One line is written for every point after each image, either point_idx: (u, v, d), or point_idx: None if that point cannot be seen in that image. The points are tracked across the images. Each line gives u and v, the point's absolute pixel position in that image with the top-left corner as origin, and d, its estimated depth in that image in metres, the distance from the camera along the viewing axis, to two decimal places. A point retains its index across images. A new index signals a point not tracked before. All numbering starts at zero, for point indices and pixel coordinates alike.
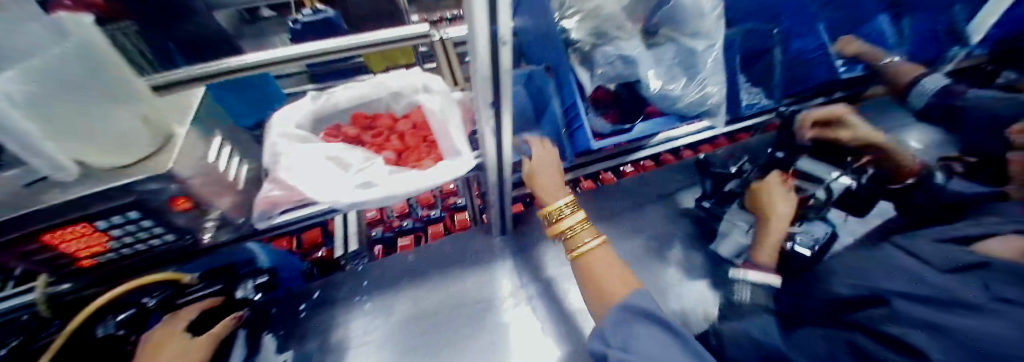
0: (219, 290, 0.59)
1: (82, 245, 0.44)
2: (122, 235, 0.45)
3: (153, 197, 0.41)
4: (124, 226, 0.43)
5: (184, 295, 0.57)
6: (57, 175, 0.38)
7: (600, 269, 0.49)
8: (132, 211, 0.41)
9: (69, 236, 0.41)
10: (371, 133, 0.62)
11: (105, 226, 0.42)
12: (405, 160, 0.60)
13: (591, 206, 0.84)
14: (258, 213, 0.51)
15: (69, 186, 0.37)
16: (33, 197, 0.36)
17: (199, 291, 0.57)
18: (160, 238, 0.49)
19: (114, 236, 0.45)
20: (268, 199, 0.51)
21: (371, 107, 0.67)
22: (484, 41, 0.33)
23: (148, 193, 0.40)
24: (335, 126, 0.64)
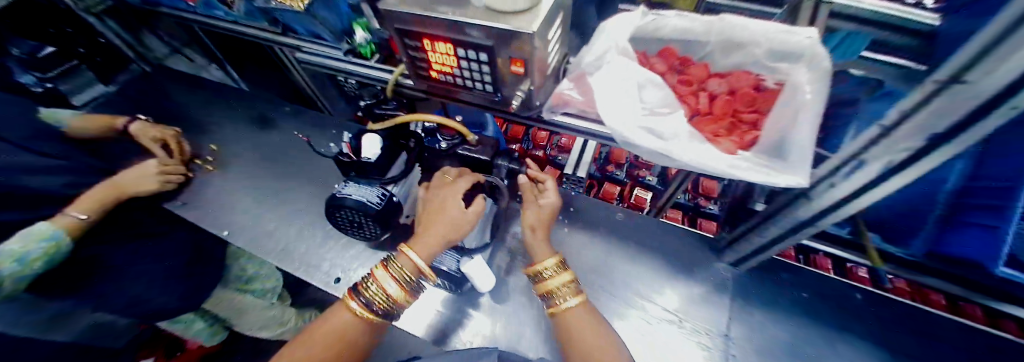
0: (488, 161, 0.55)
1: (439, 61, 0.52)
2: (463, 67, 0.51)
3: (503, 52, 0.45)
4: (472, 62, 0.49)
5: (466, 147, 0.56)
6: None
7: (582, 328, 0.49)
8: (484, 54, 0.46)
9: (440, 51, 0.49)
10: (679, 78, 0.54)
11: (464, 57, 0.48)
12: (700, 128, 0.51)
13: (794, 284, 0.64)
14: (550, 105, 0.54)
15: (466, 12, 0.42)
16: (444, 11, 0.42)
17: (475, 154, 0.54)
18: (480, 85, 0.53)
19: (458, 66, 0.51)
20: (561, 95, 0.54)
21: (690, 48, 0.58)
22: (980, 82, 0.24)
23: (504, 45, 0.43)
24: (643, 52, 0.59)
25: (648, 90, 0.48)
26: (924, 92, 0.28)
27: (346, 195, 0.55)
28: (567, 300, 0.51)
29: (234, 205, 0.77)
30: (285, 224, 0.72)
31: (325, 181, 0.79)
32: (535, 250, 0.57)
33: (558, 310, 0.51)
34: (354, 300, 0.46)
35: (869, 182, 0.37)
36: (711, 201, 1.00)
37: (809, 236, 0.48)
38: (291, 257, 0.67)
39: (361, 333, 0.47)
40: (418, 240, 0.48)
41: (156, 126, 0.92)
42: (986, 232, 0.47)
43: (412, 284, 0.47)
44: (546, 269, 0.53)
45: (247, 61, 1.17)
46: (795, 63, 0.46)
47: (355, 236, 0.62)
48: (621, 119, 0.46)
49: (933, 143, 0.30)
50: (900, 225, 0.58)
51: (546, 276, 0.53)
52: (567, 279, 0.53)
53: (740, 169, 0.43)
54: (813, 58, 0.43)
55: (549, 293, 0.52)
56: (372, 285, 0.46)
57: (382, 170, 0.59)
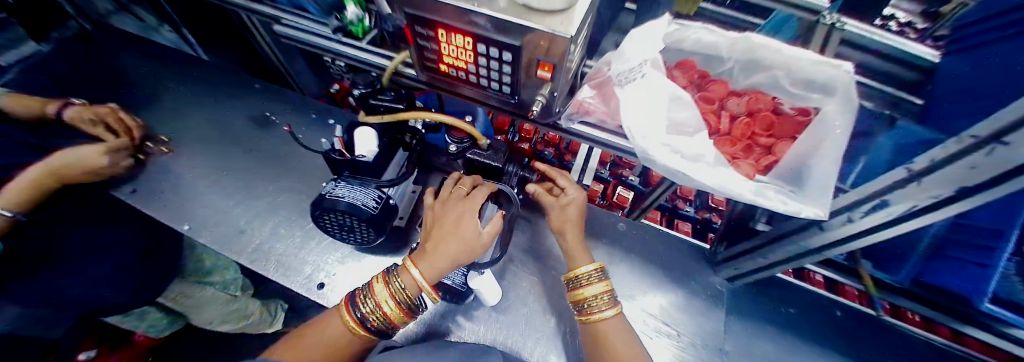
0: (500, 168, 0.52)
1: (452, 55, 0.47)
2: (480, 65, 0.46)
3: (529, 54, 0.40)
4: (491, 60, 0.44)
5: (476, 152, 0.53)
6: None
7: (617, 340, 0.49)
8: (508, 53, 0.41)
9: (456, 44, 0.44)
10: (701, 95, 0.54)
11: (484, 53, 0.43)
12: (719, 148, 0.50)
13: (781, 300, 0.71)
14: (569, 112, 0.50)
15: (490, 4, 0.36)
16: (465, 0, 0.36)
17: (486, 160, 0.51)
18: (496, 84, 0.49)
19: (474, 62, 0.46)
20: (582, 103, 0.51)
21: (710, 63, 0.56)
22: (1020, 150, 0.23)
23: (532, 45, 0.39)
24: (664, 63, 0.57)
25: (677, 107, 0.45)
26: (959, 145, 0.28)
27: (338, 197, 0.49)
28: (602, 310, 0.51)
29: (197, 196, 0.67)
30: (259, 220, 0.64)
31: (304, 172, 0.71)
32: (572, 255, 0.56)
33: (592, 319, 0.50)
34: (349, 311, 0.42)
35: (889, 220, 0.38)
36: (688, 203, 1.03)
37: (813, 261, 0.50)
38: (265, 258, 0.60)
39: (353, 348, 0.43)
40: (424, 256, 0.44)
41: (95, 109, 0.75)
42: (974, 269, 0.51)
43: (412, 303, 0.43)
44: (582, 278, 0.53)
45: (206, 25, 1.01)
46: (822, 95, 0.48)
47: (346, 240, 0.56)
48: (648, 137, 0.43)
49: (959, 194, 0.30)
50: (892, 251, 0.63)
51: (582, 284, 0.52)
52: (602, 289, 0.52)
53: (765, 197, 0.42)
54: (847, 93, 0.44)
55: (584, 302, 0.52)
56: (369, 299, 0.42)
57: (370, 166, 0.51)
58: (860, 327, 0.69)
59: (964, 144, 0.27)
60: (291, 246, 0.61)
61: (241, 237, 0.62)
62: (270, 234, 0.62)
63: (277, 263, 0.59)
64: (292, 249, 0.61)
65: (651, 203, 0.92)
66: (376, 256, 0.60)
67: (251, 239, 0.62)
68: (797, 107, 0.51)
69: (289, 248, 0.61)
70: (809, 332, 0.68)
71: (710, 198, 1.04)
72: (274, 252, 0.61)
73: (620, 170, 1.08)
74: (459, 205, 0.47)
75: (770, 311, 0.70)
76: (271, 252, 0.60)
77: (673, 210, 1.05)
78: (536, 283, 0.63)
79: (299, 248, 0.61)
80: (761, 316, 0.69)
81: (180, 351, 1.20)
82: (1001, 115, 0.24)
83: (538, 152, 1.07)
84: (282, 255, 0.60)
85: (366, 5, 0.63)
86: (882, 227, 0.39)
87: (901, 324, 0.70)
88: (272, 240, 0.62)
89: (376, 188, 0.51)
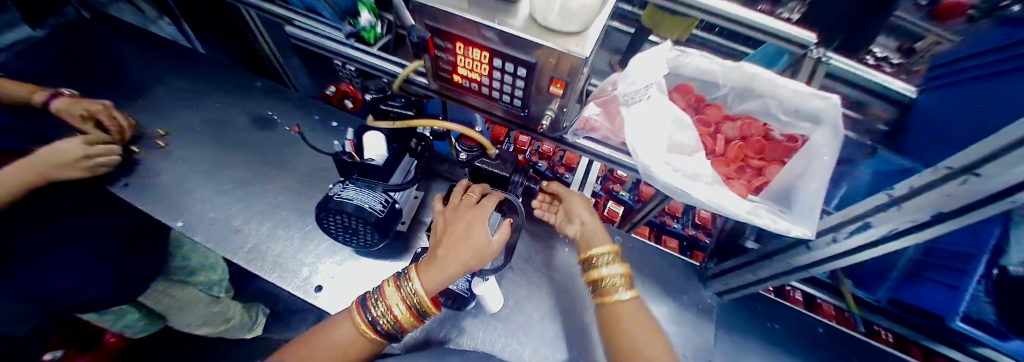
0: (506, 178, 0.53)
1: (467, 67, 0.48)
2: (494, 78, 0.48)
3: (543, 70, 0.42)
4: (505, 74, 0.46)
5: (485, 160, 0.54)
6: (506, 10, 0.39)
7: (635, 320, 0.48)
8: (523, 69, 0.43)
9: (472, 57, 0.46)
10: (697, 117, 0.57)
11: (499, 68, 0.45)
12: (713, 168, 0.53)
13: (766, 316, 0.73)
14: (575, 127, 0.53)
15: (509, 23, 0.38)
16: (485, 18, 0.38)
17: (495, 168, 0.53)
18: (507, 97, 0.51)
19: (488, 75, 0.48)
20: (588, 120, 0.53)
21: (706, 89, 0.60)
22: (991, 179, 0.26)
23: (547, 63, 0.41)
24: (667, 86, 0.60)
25: (675, 127, 0.48)
26: (937, 175, 0.31)
27: (346, 200, 0.49)
28: (618, 293, 0.51)
29: (189, 193, 0.65)
30: (256, 220, 0.63)
31: (305, 173, 0.70)
32: (588, 238, 0.56)
33: (607, 300, 0.51)
34: (359, 314, 0.42)
35: (870, 241, 0.41)
36: (676, 220, 1.06)
37: (799, 277, 0.53)
38: (260, 258, 0.59)
39: (361, 352, 0.43)
40: (433, 263, 0.44)
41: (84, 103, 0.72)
42: (947, 289, 0.57)
43: (422, 308, 0.43)
44: (600, 260, 0.53)
45: (208, 20, 1.01)
46: (811, 123, 0.52)
47: (347, 243, 0.56)
48: (650, 155, 0.46)
49: (938, 218, 0.33)
50: (872, 272, 0.67)
51: (602, 266, 0.52)
52: (619, 271, 0.52)
53: (757, 216, 0.45)
54: (835, 124, 0.48)
55: (602, 283, 0.52)
56: (380, 303, 0.42)
57: (376, 170, 0.52)
58: (841, 345, 0.72)
59: (942, 173, 0.30)
60: (288, 247, 0.60)
61: (237, 236, 0.61)
62: (268, 233, 0.62)
63: (273, 263, 0.58)
64: (288, 249, 0.60)
65: (642, 219, 0.93)
66: (375, 260, 0.60)
67: (247, 238, 0.61)
68: (785, 134, 0.55)
69: (285, 250, 0.60)
70: (791, 348, 0.71)
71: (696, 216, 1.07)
72: (269, 254, 0.59)
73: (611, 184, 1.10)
74: (469, 212, 0.48)
75: (758, 325, 0.72)
76: (268, 253, 0.59)
77: (662, 226, 1.08)
78: (534, 293, 0.63)
79: (296, 250, 0.60)
80: (749, 333, 0.71)
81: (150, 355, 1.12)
82: (974, 148, 0.27)
83: (534, 164, 1.09)
84: (278, 255, 0.59)
85: (380, 13, 0.65)
86: (867, 247, 0.42)
87: (875, 343, 0.73)
88: (268, 239, 0.61)
89: (383, 191, 0.51)
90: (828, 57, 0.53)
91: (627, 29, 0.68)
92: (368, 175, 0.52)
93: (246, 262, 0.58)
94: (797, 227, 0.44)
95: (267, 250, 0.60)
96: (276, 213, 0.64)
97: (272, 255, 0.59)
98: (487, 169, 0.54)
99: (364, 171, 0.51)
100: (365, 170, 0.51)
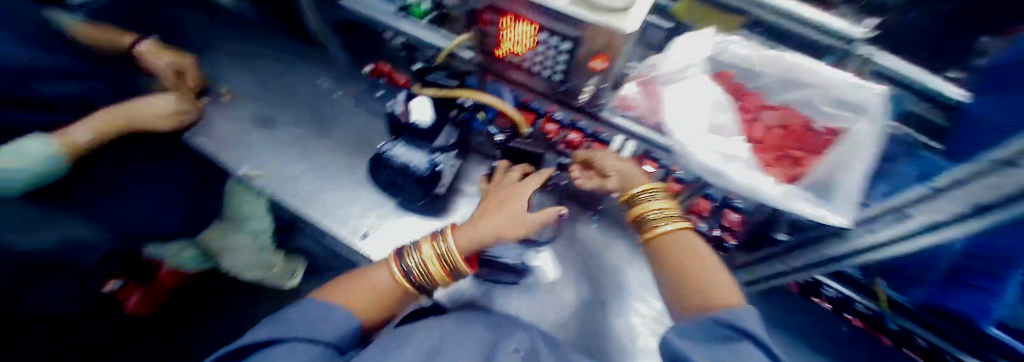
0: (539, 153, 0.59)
1: (512, 41, 0.51)
2: (538, 52, 0.50)
3: (588, 47, 0.44)
4: (550, 49, 0.48)
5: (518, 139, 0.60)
6: None
7: (681, 253, 0.44)
8: (567, 44, 0.45)
9: (519, 31, 0.48)
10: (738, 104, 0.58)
11: (544, 42, 0.48)
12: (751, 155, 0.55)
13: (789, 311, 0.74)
14: (613, 106, 0.55)
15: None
16: None
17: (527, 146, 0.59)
18: (548, 72, 0.53)
19: (533, 49, 0.50)
20: (625, 99, 0.55)
21: (747, 78, 0.60)
22: None
23: (592, 39, 0.43)
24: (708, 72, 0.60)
25: (713, 110, 0.50)
26: None
27: (395, 156, 0.55)
28: (663, 226, 0.48)
29: (252, 142, 0.72)
30: (310, 173, 0.70)
31: (351, 136, 0.76)
32: (631, 178, 0.53)
33: (651, 233, 0.48)
34: (396, 265, 0.47)
35: (905, 233, 0.41)
36: None
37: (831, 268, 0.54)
38: (312, 209, 0.65)
39: (396, 299, 0.48)
40: (465, 227, 0.49)
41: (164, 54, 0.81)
42: (983, 294, 0.53)
43: (456, 269, 0.47)
44: (645, 198, 0.50)
45: None
46: (853, 116, 0.51)
47: (393, 199, 0.61)
48: (688, 135, 0.48)
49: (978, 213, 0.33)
50: (911, 271, 0.63)
51: (645, 201, 0.50)
52: (663, 207, 0.49)
53: (793, 200, 0.47)
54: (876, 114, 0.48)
55: (646, 216, 0.49)
56: (416, 256, 0.47)
57: (421, 134, 0.56)
58: (865, 348, 0.72)
59: None
60: (336, 201, 0.67)
61: (292, 187, 0.68)
62: (319, 188, 0.68)
63: (322, 213, 0.65)
64: (336, 203, 0.66)
65: None
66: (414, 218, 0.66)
67: (301, 189, 0.68)
68: (825, 126, 0.55)
69: (333, 203, 0.66)
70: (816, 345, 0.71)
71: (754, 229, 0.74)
72: (319, 205, 0.66)
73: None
74: (507, 188, 0.53)
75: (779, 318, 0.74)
76: (318, 205, 0.66)
77: None
78: (568, 264, 0.68)
79: (343, 204, 0.67)
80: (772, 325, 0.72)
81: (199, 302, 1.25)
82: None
83: None
84: (327, 207, 0.66)
85: None
86: (897, 239, 0.42)
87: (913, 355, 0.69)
88: (319, 193, 0.68)
89: (429, 153, 0.56)
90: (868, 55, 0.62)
91: (662, 23, 0.71)
92: (415, 138, 0.57)
93: (300, 210, 0.65)
94: (828, 214, 0.45)
95: (318, 202, 0.66)
96: (326, 170, 0.71)
97: (322, 207, 0.66)
98: (523, 147, 0.60)
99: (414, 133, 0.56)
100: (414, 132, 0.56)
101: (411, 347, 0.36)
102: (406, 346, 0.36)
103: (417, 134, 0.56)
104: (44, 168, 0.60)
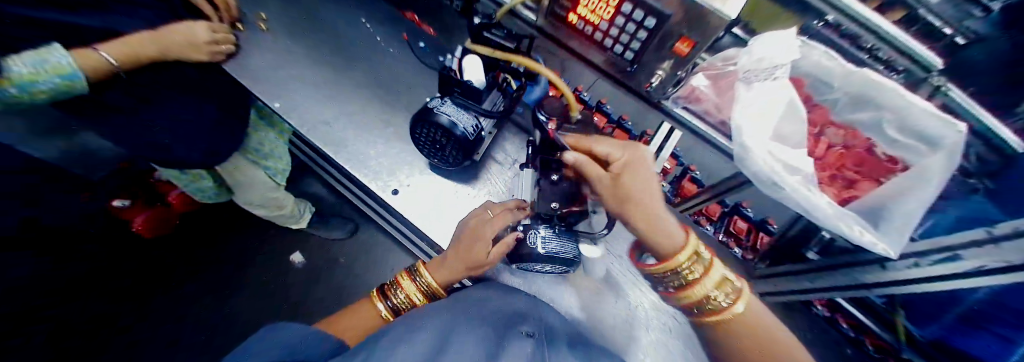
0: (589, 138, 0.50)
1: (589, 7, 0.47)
2: (614, 24, 0.46)
3: (675, 28, 0.41)
4: (630, 23, 0.44)
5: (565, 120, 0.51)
6: None
7: (745, 342, 0.39)
8: (653, 20, 0.42)
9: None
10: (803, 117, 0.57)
11: (626, 14, 0.43)
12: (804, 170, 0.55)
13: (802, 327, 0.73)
14: (677, 95, 0.55)
15: None
16: None
17: (575, 129, 0.50)
18: (619, 48, 0.49)
19: (609, 20, 0.46)
20: (694, 90, 0.54)
21: (818, 90, 0.56)
22: None
23: (684, 20, 0.39)
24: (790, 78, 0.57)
25: (785, 117, 0.47)
26: None
27: (442, 113, 0.52)
28: (728, 304, 0.41)
29: (283, 78, 0.68)
30: (343, 119, 0.68)
31: (390, 84, 0.73)
32: (660, 241, 0.43)
33: (718, 318, 0.41)
34: (382, 301, 0.53)
35: (951, 273, 0.39)
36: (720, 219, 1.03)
37: (860, 297, 0.52)
38: (347, 154, 0.65)
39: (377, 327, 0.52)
40: (442, 264, 0.53)
41: None
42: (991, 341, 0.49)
43: (433, 294, 0.53)
44: (687, 271, 0.42)
45: None
46: (917, 151, 0.48)
47: (430, 157, 0.60)
48: (754, 139, 0.45)
49: None
50: (925, 304, 0.58)
51: (690, 279, 0.42)
52: (722, 276, 0.41)
53: (842, 221, 0.44)
54: (941, 146, 0.44)
55: (707, 303, 0.42)
56: (399, 292, 0.53)
57: (472, 92, 0.53)
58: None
59: None
60: (373, 150, 0.67)
61: (327, 129, 0.66)
62: (355, 135, 0.67)
63: (358, 161, 0.65)
64: (373, 152, 0.66)
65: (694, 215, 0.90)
66: (441, 178, 0.67)
67: (337, 133, 0.67)
68: (889, 154, 0.52)
69: (370, 152, 0.66)
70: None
71: (733, 224, 0.88)
72: (356, 152, 0.66)
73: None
74: (466, 244, 0.51)
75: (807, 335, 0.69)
76: (354, 151, 0.66)
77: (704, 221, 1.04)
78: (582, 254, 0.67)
79: (379, 155, 0.67)
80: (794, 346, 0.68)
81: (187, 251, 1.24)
82: None
83: None
84: (364, 156, 0.66)
85: None
86: (944, 278, 0.40)
87: None
88: (355, 139, 0.67)
89: (474, 115, 0.53)
90: (947, 88, 0.54)
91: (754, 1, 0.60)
92: (465, 95, 0.54)
93: (336, 154, 0.65)
94: (869, 240, 0.43)
95: (354, 149, 0.66)
96: (363, 117, 0.69)
97: (359, 155, 0.66)
98: (569, 134, 0.51)
99: (466, 89, 0.53)
100: (466, 88, 0.52)
101: (423, 336, 0.36)
102: (418, 334, 0.36)
103: (467, 91, 0.53)
104: (62, 82, 0.42)
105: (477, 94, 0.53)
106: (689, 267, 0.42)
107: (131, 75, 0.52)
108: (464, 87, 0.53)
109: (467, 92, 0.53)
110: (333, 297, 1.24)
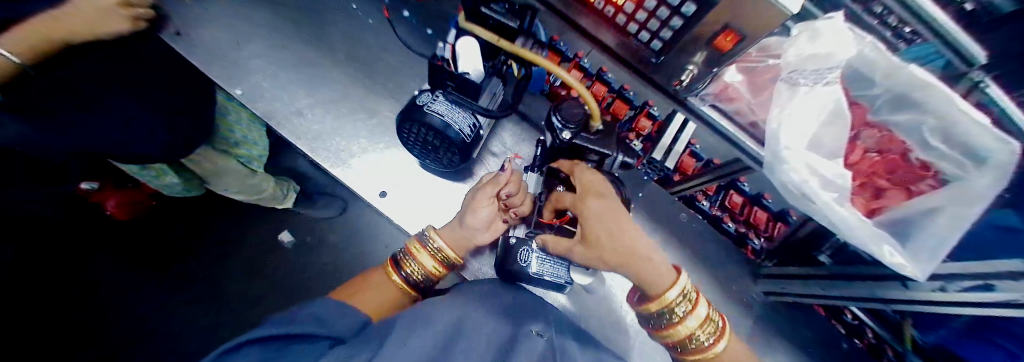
0: (608, 147, 0.44)
1: None
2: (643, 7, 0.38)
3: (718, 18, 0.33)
4: (663, 8, 0.36)
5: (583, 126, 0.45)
6: None
7: None
8: (692, 6, 0.34)
9: None
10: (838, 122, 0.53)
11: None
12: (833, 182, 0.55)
13: None
14: (707, 92, 0.49)
15: None
16: None
17: (591, 136, 0.44)
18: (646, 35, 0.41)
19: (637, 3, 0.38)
20: (725, 86, 0.48)
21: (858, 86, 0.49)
22: None
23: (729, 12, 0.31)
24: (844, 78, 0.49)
25: (830, 125, 0.41)
26: None
27: (433, 113, 0.44)
28: (708, 342, 0.42)
29: (242, 58, 0.58)
30: (317, 108, 0.60)
31: (372, 64, 0.63)
32: (647, 280, 0.43)
33: (699, 355, 0.43)
34: (394, 271, 0.50)
35: (979, 301, 0.36)
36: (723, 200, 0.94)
37: (874, 308, 0.50)
38: (325, 149, 0.58)
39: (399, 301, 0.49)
40: (454, 228, 0.51)
41: None
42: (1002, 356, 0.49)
43: (448, 261, 0.50)
44: (676, 310, 0.42)
45: None
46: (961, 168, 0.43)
47: (423, 157, 0.54)
48: (792, 151, 0.40)
49: None
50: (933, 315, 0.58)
51: (674, 320, 0.43)
52: (700, 321, 0.42)
53: (874, 241, 0.41)
54: (989, 166, 0.39)
55: (693, 340, 0.42)
56: (411, 260, 0.49)
57: (469, 87, 0.45)
58: None
59: None
60: (355, 144, 0.60)
61: (299, 120, 0.58)
62: (334, 126, 0.59)
63: (339, 157, 0.59)
64: (358, 146, 0.60)
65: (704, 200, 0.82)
66: (432, 173, 0.61)
67: (312, 125, 0.59)
68: (922, 160, 0.48)
69: (355, 145, 0.60)
70: None
71: (729, 198, 0.86)
72: (337, 146, 0.59)
73: (642, 125, 0.74)
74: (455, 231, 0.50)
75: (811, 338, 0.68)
76: (334, 145, 0.59)
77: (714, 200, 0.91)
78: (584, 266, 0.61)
79: (364, 149, 0.60)
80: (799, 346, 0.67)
81: (182, 266, 1.17)
82: None
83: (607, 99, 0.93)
84: (346, 150, 0.59)
85: None
86: (970, 304, 0.37)
87: None
88: (334, 131, 0.59)
89: (471, 111, 0.46)
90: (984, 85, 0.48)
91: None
92: (460, 90, 0.46)
93: (311, 150, 0.57)
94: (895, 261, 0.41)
95: (335, 141, 0.59)
96: (343, 105, 0.61)
97: (342, 149, 0.59)
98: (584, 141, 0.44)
99: (464, 86, 0.45)
100: (463, 83, 0.45)
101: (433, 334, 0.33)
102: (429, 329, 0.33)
103: (463, 86, 0.45)
104: None
105: (474, 88, 0.45)
106: (673, 309, 0.42)
107: (45, 71, 0.39)
108: (458, 80, 0.44)
109: (461, 86, 0.45)
110: (327, 277, 1.23)
